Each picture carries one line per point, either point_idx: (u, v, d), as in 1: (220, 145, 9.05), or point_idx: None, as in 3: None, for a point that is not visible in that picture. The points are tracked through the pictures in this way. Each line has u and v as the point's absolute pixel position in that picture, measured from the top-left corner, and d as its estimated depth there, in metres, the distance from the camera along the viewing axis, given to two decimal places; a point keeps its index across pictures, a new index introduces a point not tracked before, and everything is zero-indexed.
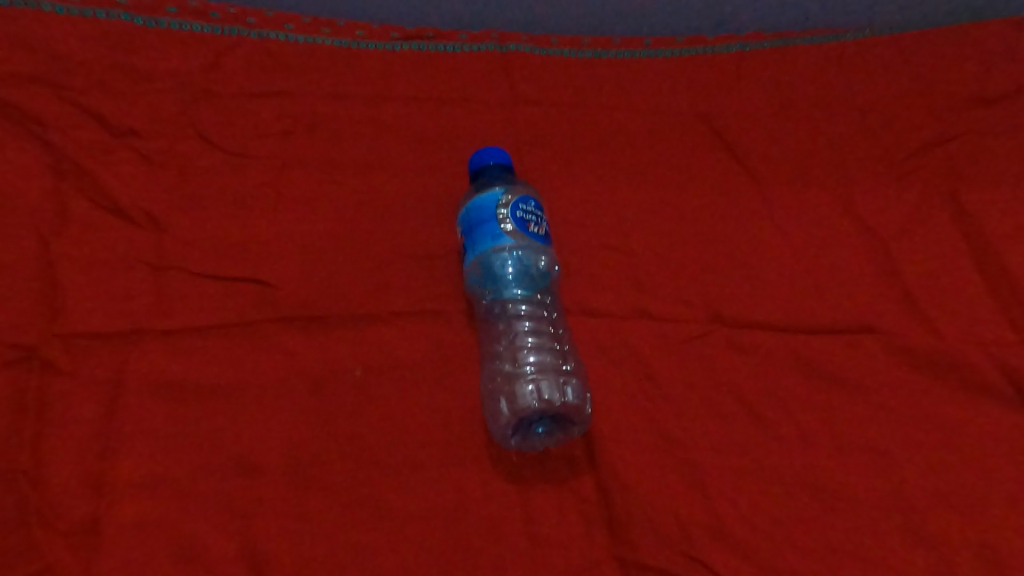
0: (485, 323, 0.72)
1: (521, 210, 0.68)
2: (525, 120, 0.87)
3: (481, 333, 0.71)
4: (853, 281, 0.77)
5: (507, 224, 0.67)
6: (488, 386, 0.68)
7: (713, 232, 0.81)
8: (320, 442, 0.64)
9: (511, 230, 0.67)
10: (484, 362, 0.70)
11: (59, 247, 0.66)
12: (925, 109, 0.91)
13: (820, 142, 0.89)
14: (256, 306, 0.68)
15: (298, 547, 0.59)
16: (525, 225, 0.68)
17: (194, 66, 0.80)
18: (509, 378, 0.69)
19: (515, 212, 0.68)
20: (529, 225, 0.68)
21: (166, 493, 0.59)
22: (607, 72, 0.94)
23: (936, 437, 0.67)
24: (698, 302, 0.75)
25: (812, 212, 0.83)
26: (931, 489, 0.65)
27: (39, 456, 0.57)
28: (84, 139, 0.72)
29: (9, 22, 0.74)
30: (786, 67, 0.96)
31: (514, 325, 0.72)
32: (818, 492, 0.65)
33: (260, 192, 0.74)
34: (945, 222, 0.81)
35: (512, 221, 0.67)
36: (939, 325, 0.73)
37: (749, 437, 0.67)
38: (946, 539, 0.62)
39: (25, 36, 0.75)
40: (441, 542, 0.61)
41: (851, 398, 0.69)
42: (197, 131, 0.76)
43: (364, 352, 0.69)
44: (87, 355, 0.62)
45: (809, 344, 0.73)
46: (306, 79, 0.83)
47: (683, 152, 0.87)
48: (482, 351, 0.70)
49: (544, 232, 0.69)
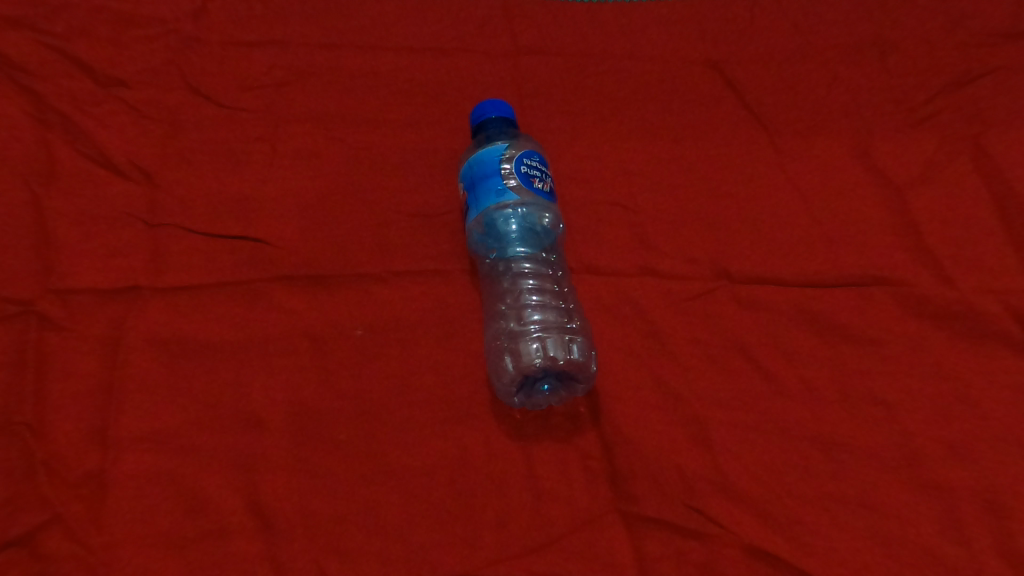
0: (487, 282, 0.68)
1: (525, 165, 0.64)
2: (525, 72, 0.83)
3: (485, 291, 0.68)
4: (867, 234, 0.71)
5: (511, 178, 0.63)
6: (492, 345, 0.64)
7: (721, 184, 0.75)
8: (319, 395, 0.61)
9: (515, 185, 0.62)
10: (487, 321, 0.66)
11: (54, 201, 0.65)
12: (973, 46, 0.82)
13: (841, 87, 0.82)
14: (253, 263, 0.66)
15: (299, 496, 0.57)
16: (531, 182, 0.63)
17: (186, 18, 0.78)
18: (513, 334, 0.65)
19: (519, 167, 0.63)
20: (533, 181, 0.63)
21: (165, 449, 0.57)
22: (615, 15, 0.88)
23: (965, 397, 0.62)
24: (704, 257, 0.70)
25: (827, 162, 0.77)
26: (943, 443, 0.60)
27: (38, 409, 0.56)
28: (75, 91, 0.72)
29: None
30: (813, 3, 0.88)
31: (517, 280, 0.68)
32: (826, 449, 0.61)
33: (253, 145, 0.73)
34: (965, 166, 0.74)
35: (516, 176, 0.63)
36: (956, 275, 0.68)
37: (761, 397, 0.63)
38: (977, 504, 0.57)
39: None
40: (444, 499, 0.58)
41: (870, 359, 0.65)
42: (187, 82, 0.75)
43: (363, 309, 0.65)
44: (85, 312, 0.61)
45: (821, 301, 0.67)
46: (298, 29, 0.81)
47: (696, 101, 0.82)
48: (484, 309, 0.67)
49: (549, 189, 0.65)
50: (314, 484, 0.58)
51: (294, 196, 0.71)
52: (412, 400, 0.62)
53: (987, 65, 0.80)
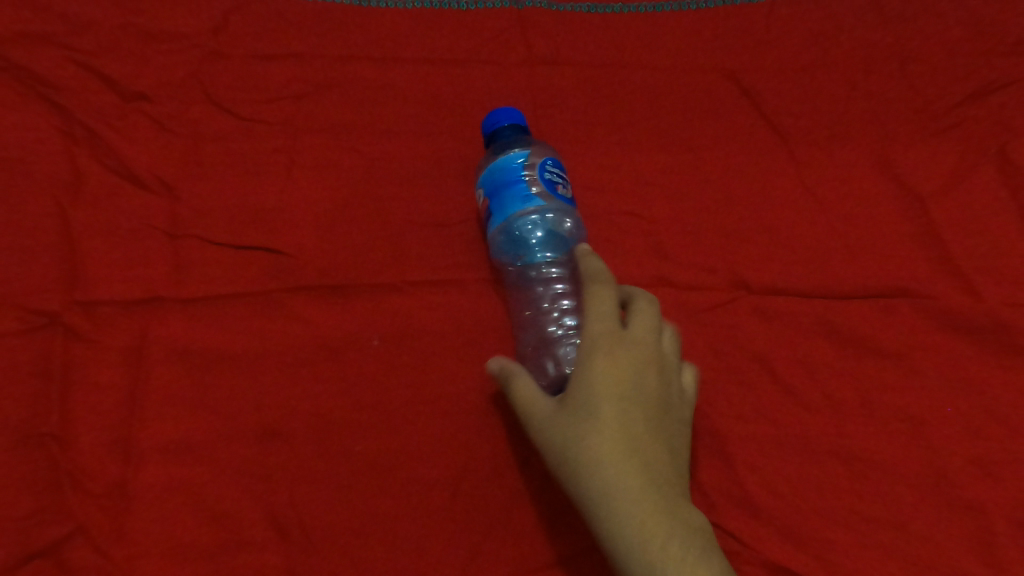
0: (517, 287, 0.69)
1: (548, 170, 0.63)
2: (540, 83, 0.83)
3: (516, 299, 0.69)
4: (889, 245, 0.70)
5: (536, 185, 0.62)
6: (529, 352, 0.66)
7: (738, 195, 0.75)
8: (337, 406, 0.61)
9: (540, 192, 0.62)
10: (521, 328, 0.67)
11: (79, 214, 0.66)
12: (993, 54, 0.81)
13: (859, 95, 0.81)
14: (273, 274, 0.67)
15: (319, 508, 0.57)
16: (555, 190, 0.63)
17: (208, 30, 0.79)
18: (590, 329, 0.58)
19: (542, 172, 0.63)
20: (557, 186, 0.63)
21: (186, 460, 0.58)
22: (629, 25, 0.88)
23: (993, 413, 0.61)
24: (721, 267, 0.70)
25: (847, 172, 0.76)
26: (970, 458, 0.59)
27: (63, 421, 0.57)
28: (98, 104, 0.72)
29: None
30: (831, 12, 0.87)
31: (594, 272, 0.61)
32: (849, 463, 0.60)
33: (272, 157, 0.74)
34: (988, 176, 0.73)
35: (540, 182, 0.63)
36: (981, 287, 0.67)
37: (780, 410, 0.62)
38: (1006, 522, 0.56)
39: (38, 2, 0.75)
40: (461, 511, 0.59)
41: (893, 372, 0.63)
42: (208, 95, 0.76)
43: (380, 319, 0.66)
44: (108, 323, 0.62)
45: (842, 312, 0.67)
46: (316, 42, 0.82)
47: (712, 110, 0.81)
48: (518, 317, 0.68)
49: (571, 194, 0.65)
50: (333, 496, 0.58)
51: (312, 207, 0.71)
52: (583, 367, 0.56)
53: (1010, 74, 0.79)
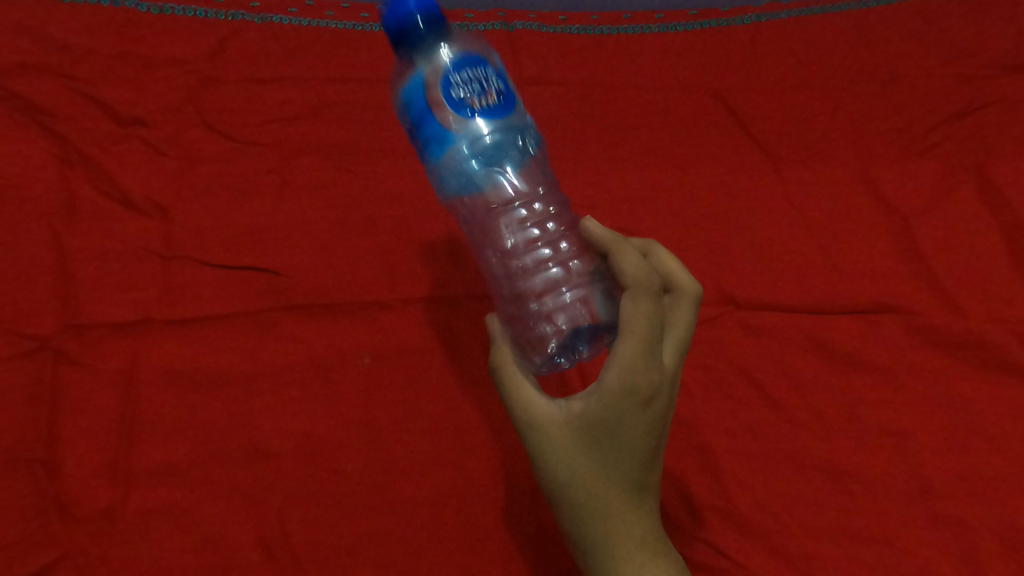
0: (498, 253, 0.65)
1: (454, 87, 0.53)
2: (530, 102, 0.84)
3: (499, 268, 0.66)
4: (872, 261, 0.71)
5: (445, 115, 0.53)
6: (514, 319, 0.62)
7: (724, 212, 0.76)
8: (326, 425, 0.62)
9: (453, 119, 0.53)
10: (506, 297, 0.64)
11: (73, 238, 0.67)
12: (972, 73, 0.83)
13: (842, 114, 0.83)
14: (264, 294, 0.67)
15: (307, 528, 0.57)
16: (470, 106, 0.53)
17: (203, 55, 0.81)
18: (622, 355, 0.46)
19: (448, 92, 0.53)
20: (470, 101, 0.53)
21: (175, 482, 0.58)
22: (617, 47, 0.90)
23: (977, 428, 0.61)
24: (708, 284, 0.71)
25: (831, 189, 0.77)
26: (955, 474, 0.59)
27: (53, 444, 0.57)
28: (92, 128, 0.73)
29: (18, 12, 0.76)
30: (813, 35, 0.90)
31: (636, 279, 0.47)
32: (836, 479, 0.60)
33: (264, 178, 0.75)
34: (969, 193, 0.74)
35: (450, 108, 0.53)
36: (963, 303, 0.68)
37: (767, 425, 0.63)
38: (994, 538, 0.56)
39: (33, 27, 0.76)
40: (450, 530, 0.59)
41: (878, 387, 0.64)
42: (202, 118, 0.77)
43: (370, 338, 0.66)
44: (99, 346, 0.62)
45: (827, 327, 0.67)
46: (309, 66, 0.84)
47: (698, 129, 0.83)
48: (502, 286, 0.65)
49: (495, 94, 0.54)
50: (323, 515, 0.58)
51: (304, 227, 0.72)
52: (611, 391, 0.47)
53: (989, 93, 0.81)
